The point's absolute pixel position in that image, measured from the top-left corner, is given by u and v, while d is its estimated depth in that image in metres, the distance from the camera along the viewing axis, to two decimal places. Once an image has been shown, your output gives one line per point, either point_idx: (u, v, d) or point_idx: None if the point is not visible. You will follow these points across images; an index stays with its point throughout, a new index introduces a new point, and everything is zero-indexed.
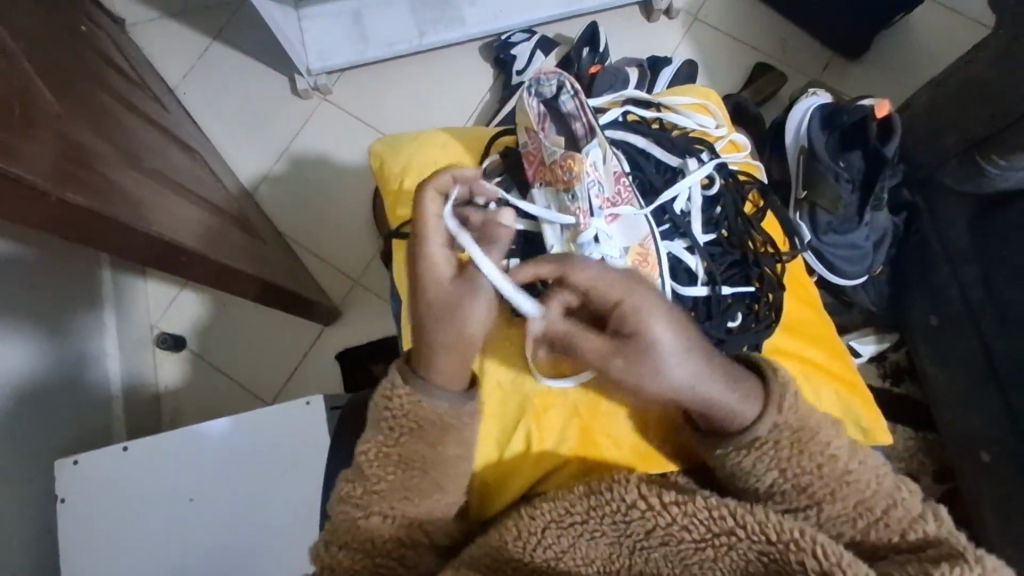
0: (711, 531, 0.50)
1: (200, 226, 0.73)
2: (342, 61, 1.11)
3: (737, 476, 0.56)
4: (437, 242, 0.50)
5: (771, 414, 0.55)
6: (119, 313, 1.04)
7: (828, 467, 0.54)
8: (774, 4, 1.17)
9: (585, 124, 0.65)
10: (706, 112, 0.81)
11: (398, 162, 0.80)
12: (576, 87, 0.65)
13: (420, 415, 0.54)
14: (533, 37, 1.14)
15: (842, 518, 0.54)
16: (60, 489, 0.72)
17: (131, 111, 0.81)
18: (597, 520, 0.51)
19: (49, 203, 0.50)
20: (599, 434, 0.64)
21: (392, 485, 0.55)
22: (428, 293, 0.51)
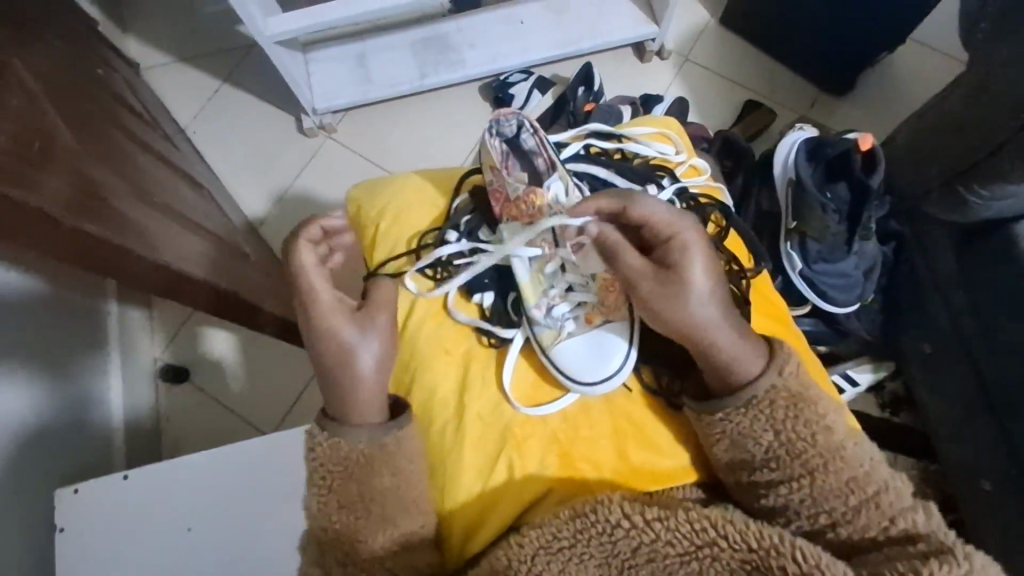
0: (694, 544, 0.50)
1: (206, 256, 0.75)
2: (346, 101, 1.15)
3: (736, 441, 0.60)
4: (320, 286, 0.63)
5: (771, 375, 0.61)
6: (123, 345, 1.06)
7: (817, 436, 0.58)
8: (762, 45, 1.22)
9: (545, 159, 0.74)
10: (667, 140, 0.84)
11: (375, 205, 0.80)
12: (535, 125, 0.73)
13: (341, 456, 0.60)
14: (531, 77, 1.20)
15: (835, 492, 0.56)
16: (59, 519, 0.72)
17: (143, 148, 0.84)
18: (585, 543, 0.51)
19: (63, 232, 0.53)
20: (577, 454, 0.66)
21: (343, 529, 0.59)
22: (316, 334, 0.63)
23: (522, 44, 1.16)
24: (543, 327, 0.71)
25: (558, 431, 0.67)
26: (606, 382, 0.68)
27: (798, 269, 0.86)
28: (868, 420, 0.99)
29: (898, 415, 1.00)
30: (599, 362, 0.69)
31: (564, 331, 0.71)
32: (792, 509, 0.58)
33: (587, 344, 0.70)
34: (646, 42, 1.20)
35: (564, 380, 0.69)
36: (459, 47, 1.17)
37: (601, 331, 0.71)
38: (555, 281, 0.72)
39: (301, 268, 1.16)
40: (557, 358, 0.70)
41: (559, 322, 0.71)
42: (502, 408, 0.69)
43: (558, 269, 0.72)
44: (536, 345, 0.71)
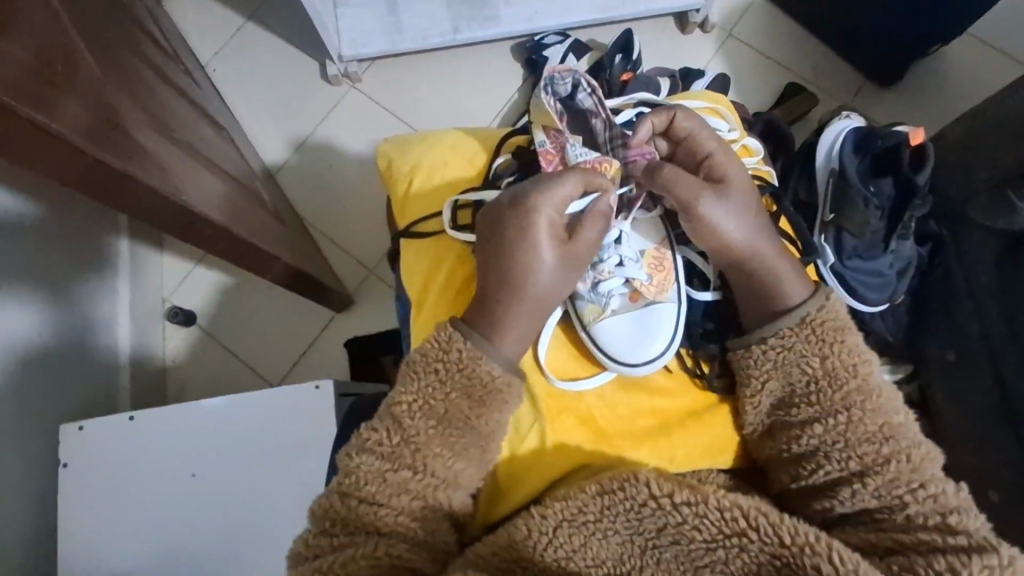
0: (723, 532, 0.48)
1: (224, 200, 0.72)
2: (373, 51, 1.11)
3: (784, 370, 0.61)
4: (549, 206, 0.61)
5: (821, 296, 0.62)
6: (133, 283, 1.04)
7: (858, 368, 0.59)
8: (810, 26, 1.17)
9: (603, 120, 0.72)
10: (717, 116, 0.80)
11: (407, 160, 0.77)
12: (592, 84, 0.71)
13: (476, 374, 0.58)
14: (567, 40, 1.14)
15: (868, 437, 0.56)
16: (64, 454, 0.71)
17: (164, 81, 0.81)
18: (610, 518, 0.50)
19: (84, 163, 0.50)
20: (611, 428, 0.65)
21: (429, 438, 0.57)
22: (522, 253, 0.60)
23: (562, 5, 1.11)
24: (585, 302, 0.68)
25: (594, 407, 0.66)
26: (648, 363, 0.65)
27: (829, 264, 0.81)
28: None
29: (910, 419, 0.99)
30: (644, 342, 0.66)
31: (608, 309, 0.68)
32: (822, 453, 0.57)
33: (630, 322, 0.67)
34: (691, 13, 1.15)
35: (603, 358, 0.66)
36: (496, 3, 1.12)
37: (646, 310, 0.68)
38: (609, 254, 0.68)
39: (316, 219, 1.14)
40: (598, 335, 0.67)
41: (604, 299, 0.68)
42: (534, 378, 0.66)
43: (614, 240, 0.69)
44: (577, 320, 0.68)
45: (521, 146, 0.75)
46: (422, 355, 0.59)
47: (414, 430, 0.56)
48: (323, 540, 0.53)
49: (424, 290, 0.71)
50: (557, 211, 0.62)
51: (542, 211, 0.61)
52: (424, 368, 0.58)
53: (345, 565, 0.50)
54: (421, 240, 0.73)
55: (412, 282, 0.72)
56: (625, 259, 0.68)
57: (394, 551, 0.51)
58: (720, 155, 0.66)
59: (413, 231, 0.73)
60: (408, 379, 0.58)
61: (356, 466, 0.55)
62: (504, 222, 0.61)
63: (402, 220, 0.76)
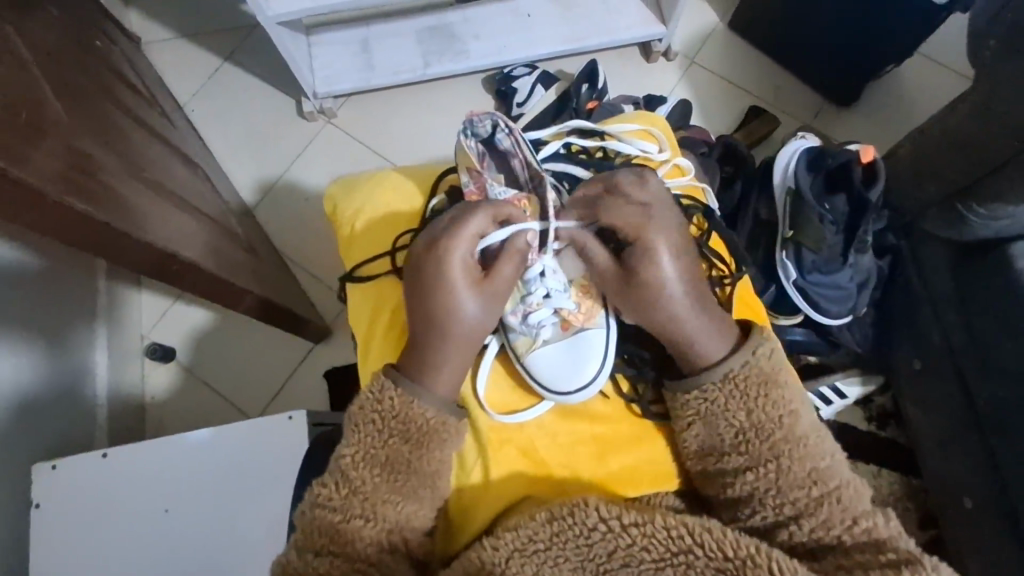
0: (670, 551, 0.49)
1: (196, 236, 0.74)
2: (346, 87, 1.14)
3: (710, 420, 0.62)
4: (462, 246, 0.63)
5: (744, 353, 0.63)
6: (112, 322, 1.05)
7: (784, 420, 0.60)
8: (768, 51, 1.22)
9: (522, 160, 0.73)
10: (650, 137, 0.83)
11: (350, 205, 0.79)
12: (509, 126, 0.71)
13: (409, 418, 0.60)
14: (534, 71, 1.18)
15: (797, 482, 0.58)
16: (37, 495, 0.72)
17: (138, 124, 0.83)
18: (561, 546, 0.50)
19: (48, 206, 0.51)
20: (552, 459, 0.66)
21: (376, 487, 0.58)
22: (443, 306, 0.63)
23: (528, 38, 1.15)
24: (518, 334, 0.71)
25: (535, 439, 0.67)
26: (581, 390, 0.67)
27: (791, 280, 0.84)
28: (856, 433, 1.00)
29: (885, 430, 1.00)
30: (575, 370, 0.68)
31: (539, 339, 0.70)
32: (757, 499, 0.59)
33: (561, 351, 0.69)
34: (653, 43, 1.19)
35: (539, 388, 0.68)
36: (465, 38, 1.16)
37: (578, 337, 0.70)
38: (535, 287, 0.70)
39: (294, 252, 1.16)
40: (532, 365, 0.69)
41: (534, 330, 0.71)
42: (474, 412, 0.68)
43: (539, 274, 0.70)
44: (511, 352, 0.71)
45: (455, 187, 0.77)
46: (359, 407, 0.62)
47: (359, 479, 0.58)
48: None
49: (371, 333, 0.73)
50: (470, 250, 0.64)
51: (454, 251, 0.63)
52: (363, 420, 0.61)
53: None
54: (365, 284, 0.75)
55: (358, 324, 0.75)
56: (554, 291, 0.70)
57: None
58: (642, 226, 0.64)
59: (356, 275, 0.75)
60: (351, 431, 0.61)
61: (312, 520, 0.57)
62: (422, 265, 0.64)
63: (348, 263, 0.79)
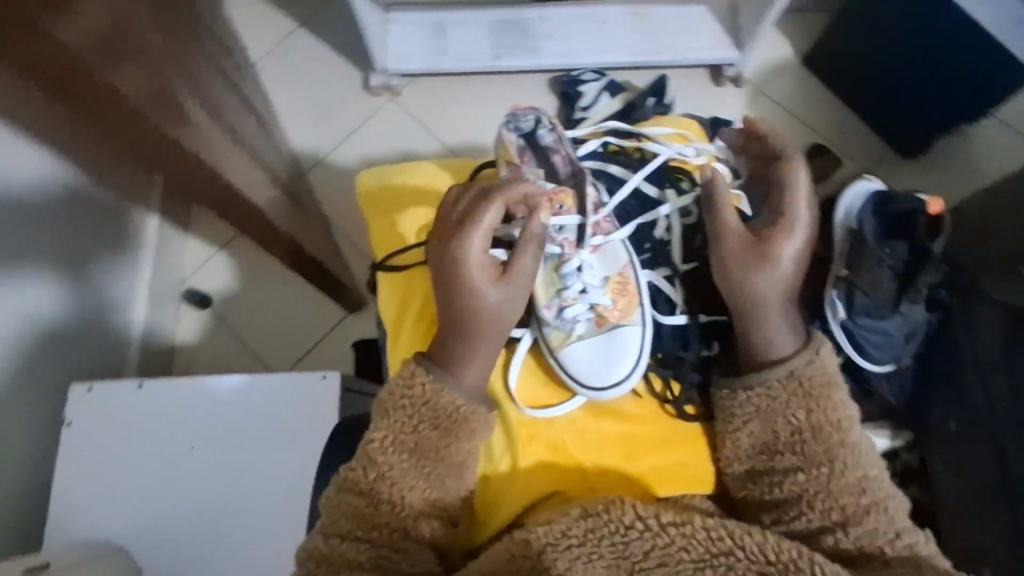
0: (710, 552, 0.48)
1: (260, 184, 0.75)
2: (416, 67, 1.16)
3: (767, 417, 0.62)
4: (476, 241, 0.63)
5: (807, 354, 0.63)
6: (158, 261, 1.07)
7: (841, 424, 0.60)
8: (838, 91, 1.21)
9: (562, 156, 0.75)
10: (686, 142, 0.82)
11: (388, 196, 0.81)
12: (552, 123, 0.75)
13: (439, 406, 0.60)
14: (603, 78, 1.16)
15: (849, 487, 0.57)
16: (69, 414, 0.73)
17: (217, 70, 0.84)
18: (595, 542, 0.49)
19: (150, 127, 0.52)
20: (580, 456, 0.66)
21: (404, 471, 0.58)
22: (466, 300, 0.63)
23: (602, 44, 1.16)
24: (551, 327, 0.71)
25: (564, 435, 0.67)
26: (615, 387, 0.67)
27: (839, 319, 0.83)
28: None
29: (906, 486, 0.99)
30: (608, 366, 0.68)
31: (574, 334, 0.70)
32: (805, 501, 0.58)
33: (593, 348, 0.69)
34: (724, 67, 1.19)
35: (572, 383, 0.68)
36: (540, 36, 1.17)
37: (612, 334, 0.70)
38: (571, 281, 0.71)
39: (340, 220, 1.17)
40: (565, 359, 0.69)
41: (569, 325, 0.71)
42: (505, 405, 0.68)
43: (575, 269, 0.71)
44: (544, 347, 0.71)
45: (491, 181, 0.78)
46: (389, 392, 0.61)
47: (388, 465, 0.57)
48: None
49: (399, 321, 0.74)
50: (485, 244, 0.63)
51: (469, 242, 0.63)
52: (392, 406, 0.60)
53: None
54: (396, 273, 0.76)
55: (387, 310, 0.76)
56: (588, 287, 0.71)
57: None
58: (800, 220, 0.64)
59: (388, 264, 0.76)
60: (379, 417, 0.60)
61: (338, 505, 0.57)
62: (439, 263, 0.64)
63: (380, 253, 0.79)
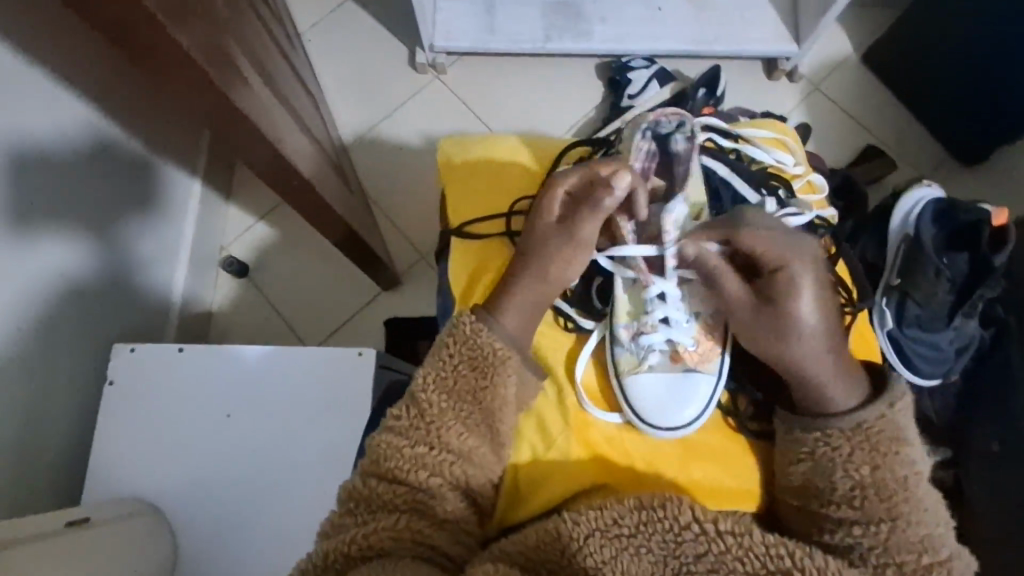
0: (766, 568, 0.47)
1: (310, 157, 0.75)
2: (464, 46, 1.14)
3: (825, 467, 0.58)
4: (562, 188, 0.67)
5: (878, 406, 0.58)
6: (200, 226, 1.08)
7: (907, 481, 0.55)
8: (899, 92, 1.16)
9: (685, 169, 0.71)
10: (783, 147, 0.80)
11: (466, 162, 0.79)
12: (692, 133, 0.71)
13: (477, 344, 0.60)
14: (652, 66, 1.16)
15: (908, 544, 0.53)
16: (112, 372, 0.74)
17: (271, 39, 0.84)
18: (645, 536, 0.48)
19: (211, 91, 0.52)
20: (634, 454, 0.66)
21: (441, 414, 0.57)
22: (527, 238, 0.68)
23: (655, 32, 1.12)
24: (625, 350, 0.70)
25: (622, 432, 0.67)
26: (670, 430, 0.66)
27: (886, 328, 0.81)
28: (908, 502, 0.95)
29: None
30: (670, 406, 0.67)
31: (645, 363, 0.69)
32: (858, 553, 0.54)
33: (663, 383, 0.68)
34: (780, 60, 1.15)
35: (629, 412, 0.67)
36: (592, 20, 1.14)
37: (684, 375, 0.68)
38: (654, 308, 0.69)
39: (379, 197, 1.17)
40: (630, 387, 0.68)
41: (643, 352, 0.69)
42: (567, 390, 0.68)
43: (657, 297, 0.69)
44: (613, 368, 0.70)
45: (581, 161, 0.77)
46: (437, 344, 0.62)
47: (427, 402, 0.57)
48: (347, 519, 0.53)
49: (471, 293, 0.73)
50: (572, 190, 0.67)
51: (548, 202, 0.67)
52: (439, 350, 0.61)
53: (366, 537, 0.50)
54: (470, 242, 0.75)
55: (458, 281, 0.75)
56: (672, 319, 0.69)
57: (417, 528, 0.51)
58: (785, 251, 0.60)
59: (463, 231, 0.75)
60: (428, 360, 0.61)
61: (380, 445, 0.56)
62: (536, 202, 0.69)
63: (451, 218, 0.78)
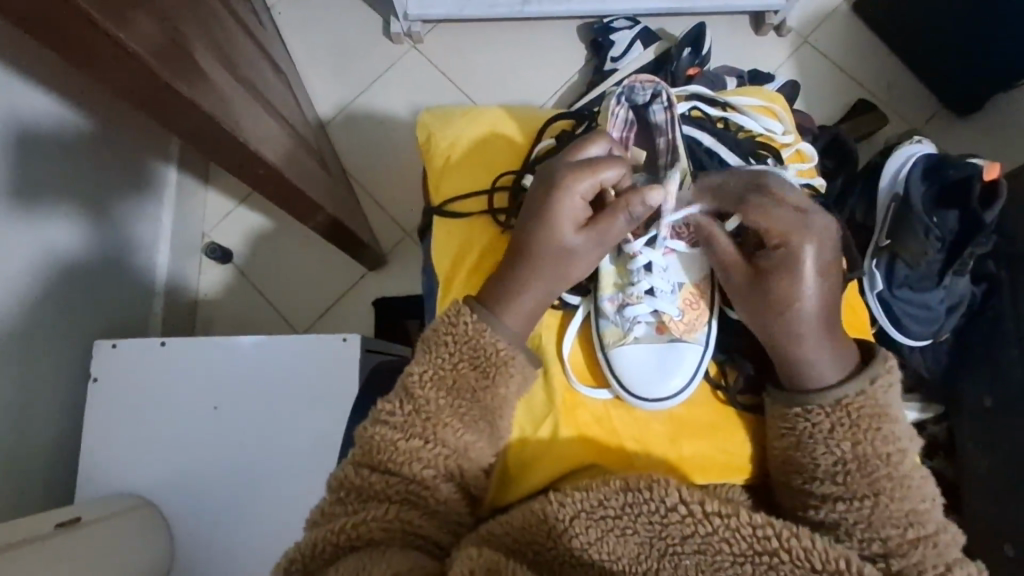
0: (753, 549, 0.46)
1: (279, 141, 0.72)
2: (439, 13, 1.09)
3: (809, 443, 0.57)
4: (578, 191, 0.61)
5: (859, 381, 0.57)
6: (178, 214, 1.05)
7: (892, 457, 0.55)
8: (891, 42, 1.12)
9: (668, 140, 0.69)
10: (772, 115, 0.77)
11: (447, 136, 0.76)
12: (670, 100, 0.69)
13: (480, 346, 0.58)
14: (636, 26, 1.10)
15: (893, 519, 0.53)
16: (95, 369, 0.74)
17: (233, 17, 0.80)
18: (631, 517, 0.48)
19: (157, 83, 0.49)
20: (624, 433, 0.65)
21: (440, 408, 0.55)
22: (541, 245, 0.62)
23: None
24: (609, 322, 0.68)
25: (610, 408, 0.66)
26: (658, 400, 0.65)
27: (876, 290, 0.79)
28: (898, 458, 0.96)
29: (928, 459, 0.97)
30: (659, 377, 0.66)
31: (631, 334, 0.68)
32: (844, 529, 0.54)
33: (651, 353, 0.67)
34: (767, 14, 1.11)
35: (614, 383, 0.66)
36: None
37: (670, 345, 0.67)
38: (639, 279, 0.68)
39: (360, 175, 1.14)
40: (614, 358, 0.67)
41: (628, 323, 0.68)
42: (553, 368, 0.67)
43: (643, 267, 0.67)
44: (597, 340, 0.68)
45: (565, 132, 0.74)
46: (433, 330, 0.59)
47: (426, 401, 0.55)
48: (337, 508, 0.52)
49: (454, 272, 0.71)
50: (587, 191, 0.61)
51: (564, 207, 0.61)
52: (435, 343, 0.58)
53: (355, 528, 0.49)
54: (453, 222, 0.73)
55: (441, 262, 0.73)
56: (658, 289, 0.68)
57: (406, 520, 0.51)
58: (791, 228, 0.59)
59: (445, 211, 0.73)
60: (421, 352, 0.58)
61: (371, 435, 0.54)
62: (535, 198, 0.63)
63: (436, 196, 0.76)
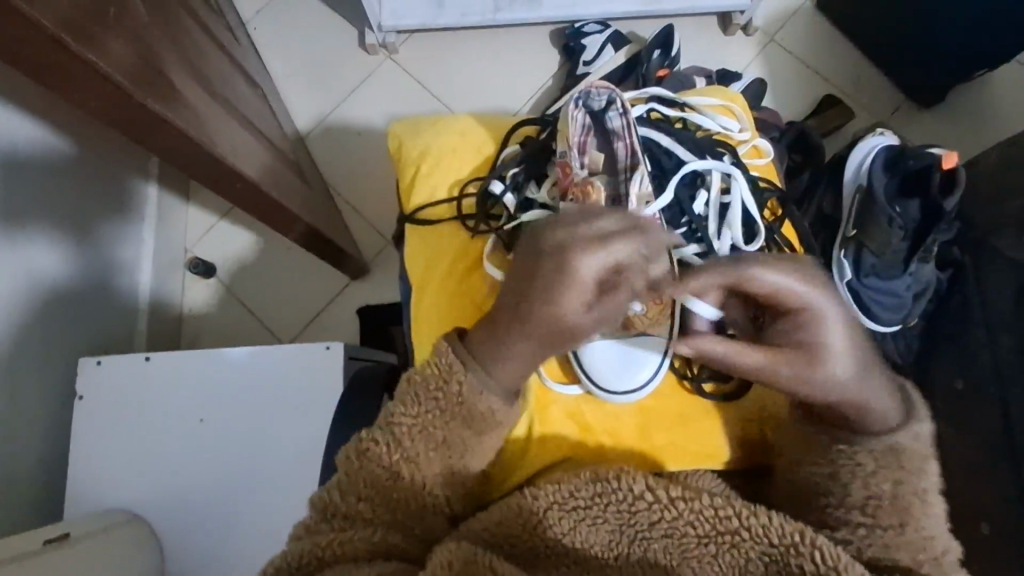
0: (715, 529, 0.48)
1: (255, 154, 0.73)
2: (412, 23, 1.11)
3: (840, 473, 0.53)
4: (590, 273, 0.48)
5: (912, 425, 0.53)
6: (160, 230, 1.06)
7: (926, 493, 0.52)
8: (855, 38, 1.15)
9: (626, 145, 0.71)
10: (731, 114, 0.80)
11: (417, 145, 0.78)
12: (624, 107, 0.70)
13: (470, 405, 0.55)
14: (606, 30, 1.13)
15: (912, 545, 0.50)
16: (81, 387, 0.74)
17: (207, 34, 0.81)
18: (601, 507, 0.50)
19: (129, 102, 0.50)
20: (597, 428, 0.67)
21: (428, 459, 0.54)
22: (541, 329, 0.52)
23: None
24: None
25: (581, 403, 0.68)
26: (625, 392, 0.67)
27: (846, 281, 0.81)
28: None
29: None
30: (625, 371, 0.67)
31: None
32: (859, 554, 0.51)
33: (616, 349, 0.68)
34: (734, 15, 1.13)
35: (584, 378, 0.68)
36: None
37: (635, 338, 0.69)
38: None
39: (340, 186, 1.16)
40: (584, 356, 0.68)
41: None
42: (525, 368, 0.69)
43: None
44: None
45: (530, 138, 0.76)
46: (421, 383, 0.55)
47: (413, 452, 0.53)
48: (321, 527, 0.52)
49: (425, 277, 0.73)
50: (598, 270, 0.48)
51: (572, 294, 0.49)
52: (424, 391, 0.55)
53: (341, 544, 0.50)
54: (423, 229, 0.75)
55: (413, 267, 0.75)
56: None
57: (391, 541, 0.52)
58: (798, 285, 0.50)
59: (415, 218, 0.75)
60: (409, 402, 0.55)
61: (357, 468, 0.53)
62: (530, 275, 0.51)
63: (407, 205, 0.78)
